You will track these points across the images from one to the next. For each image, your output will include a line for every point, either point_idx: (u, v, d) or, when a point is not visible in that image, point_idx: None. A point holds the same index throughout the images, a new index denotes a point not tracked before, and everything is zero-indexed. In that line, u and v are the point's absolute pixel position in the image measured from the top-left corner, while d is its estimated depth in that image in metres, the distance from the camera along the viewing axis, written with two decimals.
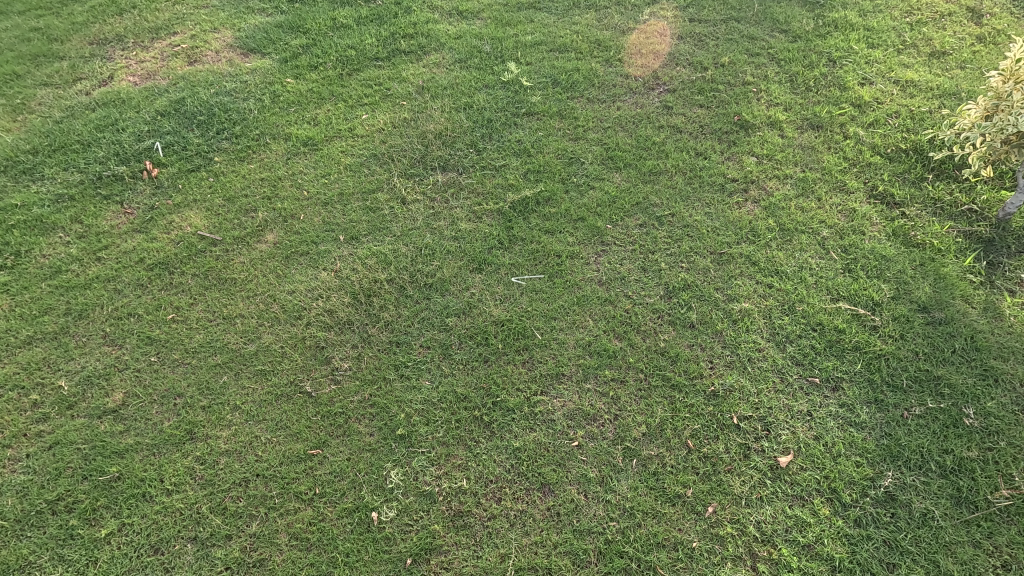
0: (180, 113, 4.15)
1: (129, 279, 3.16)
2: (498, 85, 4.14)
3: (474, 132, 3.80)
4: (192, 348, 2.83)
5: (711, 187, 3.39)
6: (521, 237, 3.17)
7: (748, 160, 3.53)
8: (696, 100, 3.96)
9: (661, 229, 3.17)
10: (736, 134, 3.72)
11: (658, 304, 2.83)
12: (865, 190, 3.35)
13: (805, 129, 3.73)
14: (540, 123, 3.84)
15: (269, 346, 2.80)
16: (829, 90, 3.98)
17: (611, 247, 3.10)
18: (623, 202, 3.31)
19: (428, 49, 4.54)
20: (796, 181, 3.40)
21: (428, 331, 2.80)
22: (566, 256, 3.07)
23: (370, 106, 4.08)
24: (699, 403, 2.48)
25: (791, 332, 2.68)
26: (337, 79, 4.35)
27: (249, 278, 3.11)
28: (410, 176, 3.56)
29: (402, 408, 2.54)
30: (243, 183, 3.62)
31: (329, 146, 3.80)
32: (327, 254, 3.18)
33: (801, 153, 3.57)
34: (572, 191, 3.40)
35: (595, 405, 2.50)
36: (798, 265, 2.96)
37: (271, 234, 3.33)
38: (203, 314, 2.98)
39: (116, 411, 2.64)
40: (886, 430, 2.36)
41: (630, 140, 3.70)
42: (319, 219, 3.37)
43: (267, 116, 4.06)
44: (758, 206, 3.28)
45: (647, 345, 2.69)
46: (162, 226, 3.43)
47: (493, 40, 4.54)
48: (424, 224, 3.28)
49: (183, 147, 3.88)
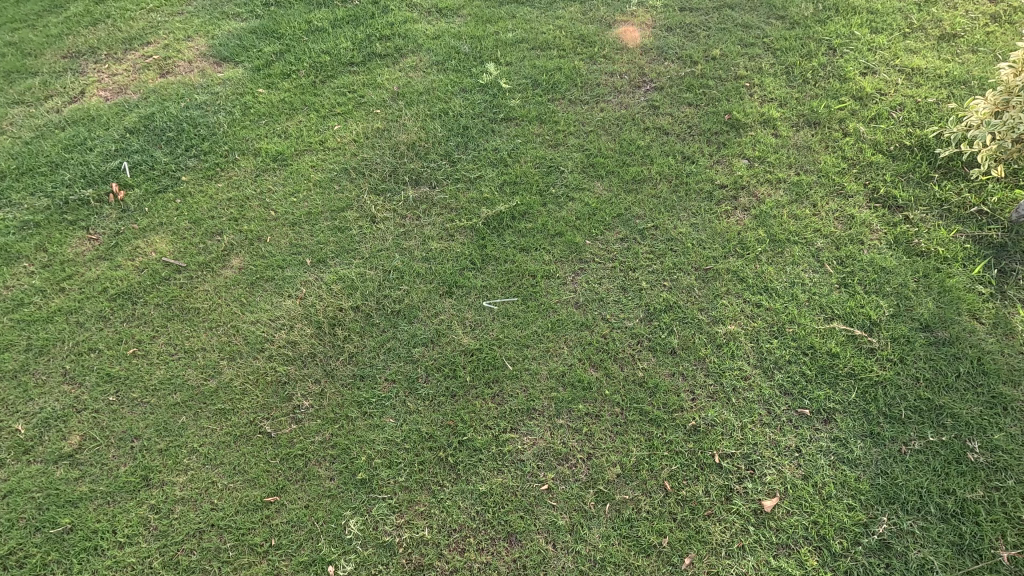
0: (150, 129, 4.02)
1: (92, 311, 3.06)
2: (476, 89, 3.95)
3: (449, 141, 3.61)
4: (152, 386, 2.73)
5: (698, 195, 3.19)
6: (495, 256, 3.01)
7: (738, 164, 3.31)
8: (684, 98, 3.73)
9: (643, 244, 2.98)
10: (726, 134, 3.49)
11: (638, 328, 2.65)
12: (865, 193, 3.13)
13: (801, 126, 3.50)
14: (519, 129, 3.64)
15: (229, 382, 2.69)
16: (828, 82, 3.72)
17: (590, 265, 2.93)
18: (604, 215, 3.13)
19: (406, 50, 4.35)
20: (789, 185, 3.18)
21: (393, 363, 2.65)
22: (542, 276, 2.91)
23: (343, 116, 3.92)
24: (678, 440, 2.31)
25: (779, 357, 2.49)
26: (310, 87, 4.19)
27: (212, 307, 3.00)
28: (381, 192, 3.40)
29: (364, 449, 2.41)
30: (210, 204, 3.49)
31: (299, 161, 3.66)
32: (293, 279, 3.05)
33: (795, 153, 3.34)
34: (551, 204, 3.22)
35: (566, 443, 2.34)
36: (789, 281, 2.76)
37: (237, 259, 3.21)
38: (164, 348, 2.87)
39: (72, 456, 2.54)
40: (882, 468, 2.17)
41: (613, 145, 3.50)
42: (286, 241, 3.23)
43: (236, 130, 3.92)
44: (747, 215, 3.07)
45: (624, 374, 2.51)
46: (127, 252, 3.33)
47: (472, 39, 4.32)
48: (393, 245, 3.12)
49: (150, 166, 3.76)
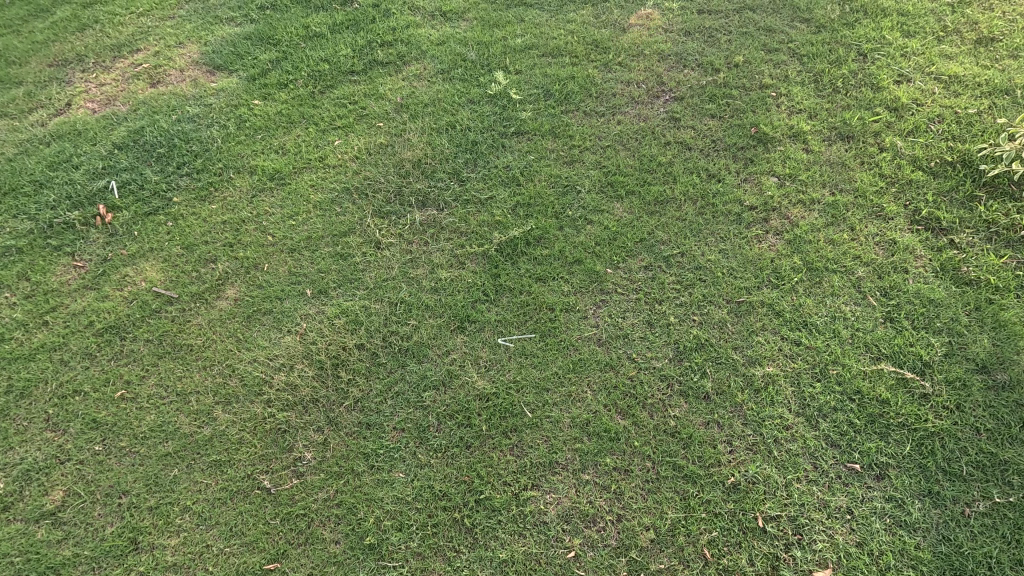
0: (139, 144, 3.80)
1: (77, 348, 2.86)
2: (485, 99, 3.72)
3: (457, 157, 3.39)
4: (141, 434, 2.53)
5: (726, 217, 2.97)
6: (509, 287, 2.80)
7: (768, 182, 3.09)
8: (706, 109, 3.50)
9: (668, 273, 2.77)
10: (753, 149, 3.27)
11: (667, 369, 2.44)
12: (906, 214, 2.91)
13: (834, 140, 3.27)
14: (531, 144, 3.42)
15: (225, 430, 2.49)
16: (860, 91, 3.49)
17: (613, 296, 2.72)
18: (625, 240, 2.91)
19: (409, 58, 4.12)
20: (824, 206, 2.96)
21: (403, 409, 2.45)
22: (560, 309, 2.70)
23: (343, 130, 3.70)
24: (717, 499, 2.12)
25: (824, 404, 2.29)
26: (309, 98, 3.96)
27: (205, 344, 2.80)
28: (386, 214, 3.18)
29: (373, 509, 2.21)
30: (203, 228, 3.27)
31: (297, 180, 3.44)
32: (292, 313, 2.84)
33: (829, 170, 3.12)
34: (568, 227, 3.01)
35: (594, 503, 2.15)
36: (830, 316, 2.55)
37: (232, 289, 3.00)
38: (155, 390, 2.67)
39: (54, 514, 2.35)
40: (944, 533, 1.98)
41: (632, 161, 3.28)
42: (285, 270, 3.02)
43: (231, 146, 3.69)
44: (780, 240, 2.86)
45: (654, 423, 2.31)
46: (115, 281, 3.12)
47: (479, 45, 4.09)
48: (400, 273, 2.91)
49: (140, 186, 3.54)
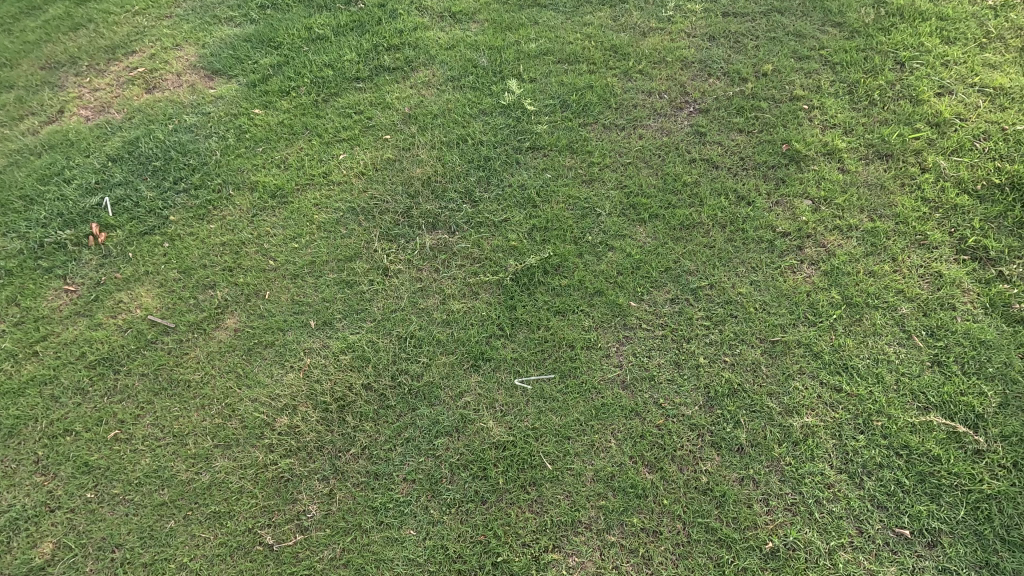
0: (134, 156, 3.61)
1: (68, 382, 2.70)
2: (497, 110, 3.52)
3: (469, 175, 3.20)
4: (135, 480, 2.38)
5: (757, 245, 2.78)
6: (526, 321, 2.62)
7: (802, 206, 2.90)
8: (733, 123, 3.29)
9: (696, 307, 2.59)
10: (785, 168, 3.07)
11: (697, 418, 2.27)
12: (951, 243, 2.71)
13: (871, 159, 3.06)
14: (548, 161, 3.23)
15: (224, 478, 2.34)
16: (898, 104, 3.27)
17: (637, 332, 2.54)
18: (649, 269, 2.73)
19: (416, 63, 3.91)
20: (862, 233, 2.77)
21: (413, 457, 2.29)
22: (581, 346, 2.52)
23: (348, 142, 3.51)
24: (754, 567, 1.98)
25: (869, 460, 2.12)
26: (312, 107, 3.76)
27: (204, 380, 2.64)
28: (394, 238, 3.00)
29: (384, 571, 2.08)
30: (201, 250, 3.11)
31: (300, 198, 3.26)
32: (295, 346, 2.67)
33: (866, 193, 2.91)
34: (587, 254, 2.82)
35: (621, 569, 2.01)
36: (872, 358, 2.37)
37: (232, 318, 2.83)
38: (150, 430, 2.52)
39: (44, 569, 2.22)
40: None
41: (655, 180, 3.08)
42: (288, 298, 2.85)
43: (230, 159, 3.51)
44: (815, 271, 2.67)
45: (684, 478, 2.16)
46: (109, 307, 2.96)
47: (490, 51, 3.86)
48: (409, 304, 2.74)
49: (135, 202, 3.36)
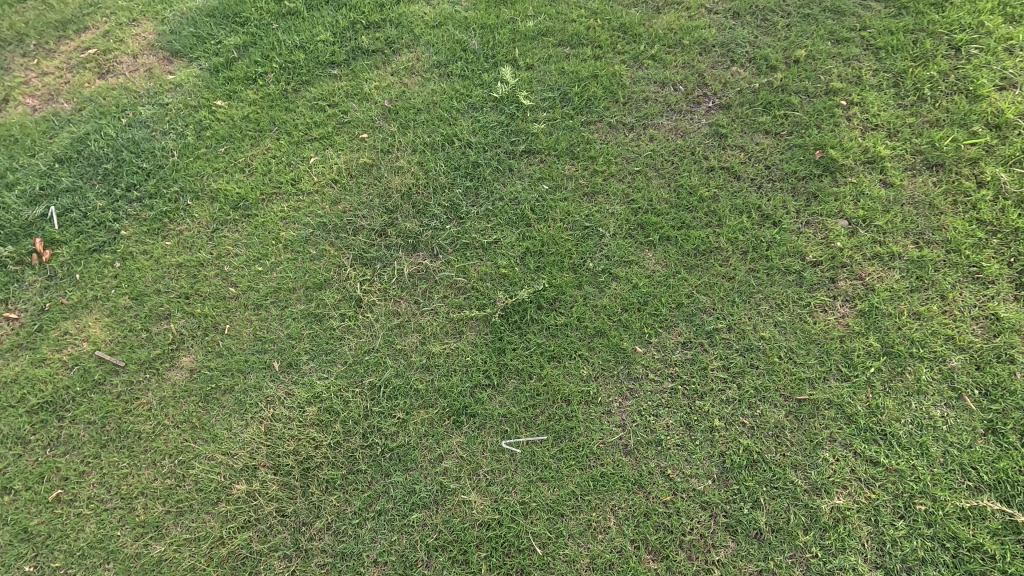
0: (83, 157, 3.18)
1: (8, 431, 2.43)
2: (489, 104, 3.05)
3: (455, 186, 2.80)
4: (79, 551, 2.18)
5: (784, 276, 2.41)
6: (516, 367, 2.31)
7: (837, 227, 2.51)
8: (759, 123, 2.85)
9: (712, 354, 2.26)
10: (818, 180, 2.66)
11: (711, 495, 2.02)
12: (1011, 276, 2.32)
13: (919, 170, 2.64)
14: (544, 168, 2.82)
15: (175, 552, 2.14)
16: (952, 101, 2.80)
17: (643, 384, 2.22)
18: (659, 305, 2.38)
19: (399, 44, 3.34)
20: (907, 263, 2.39)
21: (385, 535, 2.06)
22: (578, 401, 2.21)
23: (320, 142, 3.08)
24: None
25: (910, 554, 1.88)
26: (281, 98, 3.29)
27: (155, 432, 2.36)
28: (369, 261, 2.64)
29: None
30: (155, 272, 2.78)
31: (265, 210, 2.89)
32: (257, 392, 2.39)
33: (912, 213, 2.52)
34: (588, 285, 2.47)
35: None
36: (916, 424, 2.05)
37: (188, 356, 2.53)
38: (95, 490, 2.27)
39: None
40: None
41: (668, 194, 2.68)
42: (249, 332, 2.54)
43: (190, 162, 3.10)
44: (851, 309, 2.31)
45: (693, 570, 1.94)
46: (53, 339, 2.65)
47: (483, 30, 3.29)
48: (384, 343, 2.42)
49: (83, 214, 2.99)
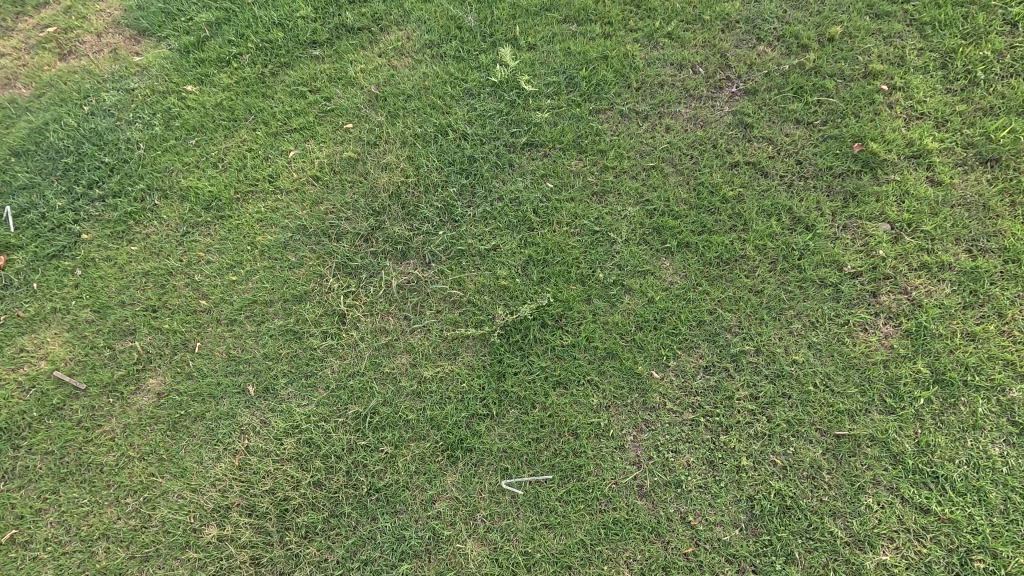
0: (42, 150, 2.77)
1: None
2: (486, 91, 2.68)
3: (448, 185, 2.51)
4: None
5: (817, 289, 2.16)
6: (518, 395, 2.09)
7: (879, 232, 2.23)
8: (790, 111, 2.51)
9: (738, 380, 2.05)
10: (855, 177, 2.36)
11: (738, 543, 1.89)
12: None
13: (972, 167, 2.34)
14: (547, 164, 2.50)
15: None
16: (1008, 85, 2.46)
17: (661, 415, 2.02)
18: (679, 323, 2.14)
19: (387, 20, 2.89)
20: (958, 275, 2.13)
21: None
22: (589, 433, 2.03)
23: (300, 133, 2.73)
24: None
25: None
26: (257, 83, 2.86)
27: (119, 465, 2.15)
28: (354, 270, 2.38)
29: None
30: (120, 283, 2.48)
31: (240, 211, 2.58)
32: (229, 420, 2.16)
33: (964, 215, 2.23)
34: (598, 299, 2.20)
35: None
36: (969, 462, 1.90)
37: (155, 378, 2.29)
38: (54, 531, 2.08)
39: None
40: None
41: (688, 193, 2.39)
42: (222, 352, 2.29)
43: (157, 155, 2.73)
44: (894, 329, 2.08)
45: None
46: (7, 358, 2.39)
47: (478, 3, 2.83)
48: (370, 366, 2.19)
49: (42, 215, 2.63)
